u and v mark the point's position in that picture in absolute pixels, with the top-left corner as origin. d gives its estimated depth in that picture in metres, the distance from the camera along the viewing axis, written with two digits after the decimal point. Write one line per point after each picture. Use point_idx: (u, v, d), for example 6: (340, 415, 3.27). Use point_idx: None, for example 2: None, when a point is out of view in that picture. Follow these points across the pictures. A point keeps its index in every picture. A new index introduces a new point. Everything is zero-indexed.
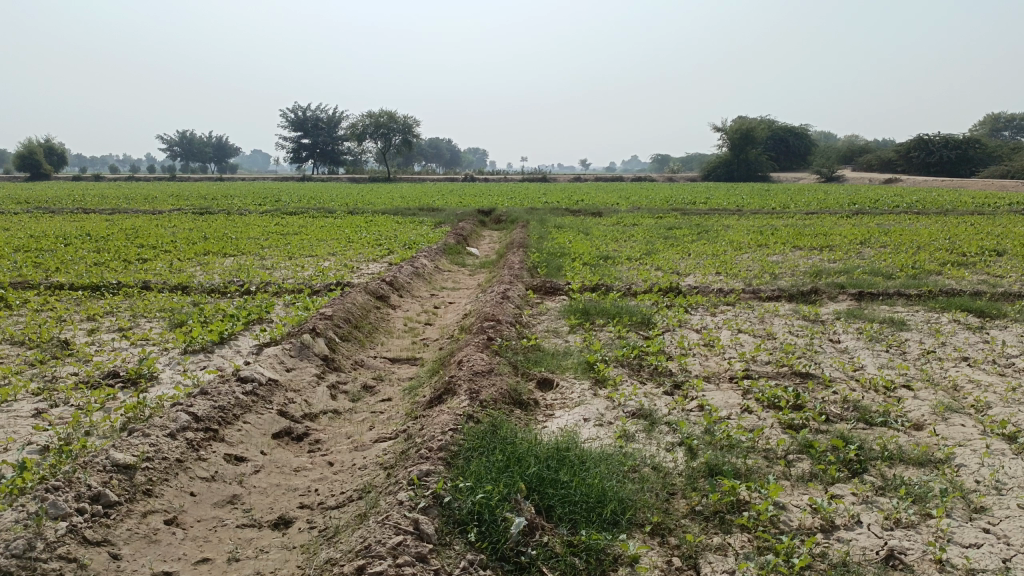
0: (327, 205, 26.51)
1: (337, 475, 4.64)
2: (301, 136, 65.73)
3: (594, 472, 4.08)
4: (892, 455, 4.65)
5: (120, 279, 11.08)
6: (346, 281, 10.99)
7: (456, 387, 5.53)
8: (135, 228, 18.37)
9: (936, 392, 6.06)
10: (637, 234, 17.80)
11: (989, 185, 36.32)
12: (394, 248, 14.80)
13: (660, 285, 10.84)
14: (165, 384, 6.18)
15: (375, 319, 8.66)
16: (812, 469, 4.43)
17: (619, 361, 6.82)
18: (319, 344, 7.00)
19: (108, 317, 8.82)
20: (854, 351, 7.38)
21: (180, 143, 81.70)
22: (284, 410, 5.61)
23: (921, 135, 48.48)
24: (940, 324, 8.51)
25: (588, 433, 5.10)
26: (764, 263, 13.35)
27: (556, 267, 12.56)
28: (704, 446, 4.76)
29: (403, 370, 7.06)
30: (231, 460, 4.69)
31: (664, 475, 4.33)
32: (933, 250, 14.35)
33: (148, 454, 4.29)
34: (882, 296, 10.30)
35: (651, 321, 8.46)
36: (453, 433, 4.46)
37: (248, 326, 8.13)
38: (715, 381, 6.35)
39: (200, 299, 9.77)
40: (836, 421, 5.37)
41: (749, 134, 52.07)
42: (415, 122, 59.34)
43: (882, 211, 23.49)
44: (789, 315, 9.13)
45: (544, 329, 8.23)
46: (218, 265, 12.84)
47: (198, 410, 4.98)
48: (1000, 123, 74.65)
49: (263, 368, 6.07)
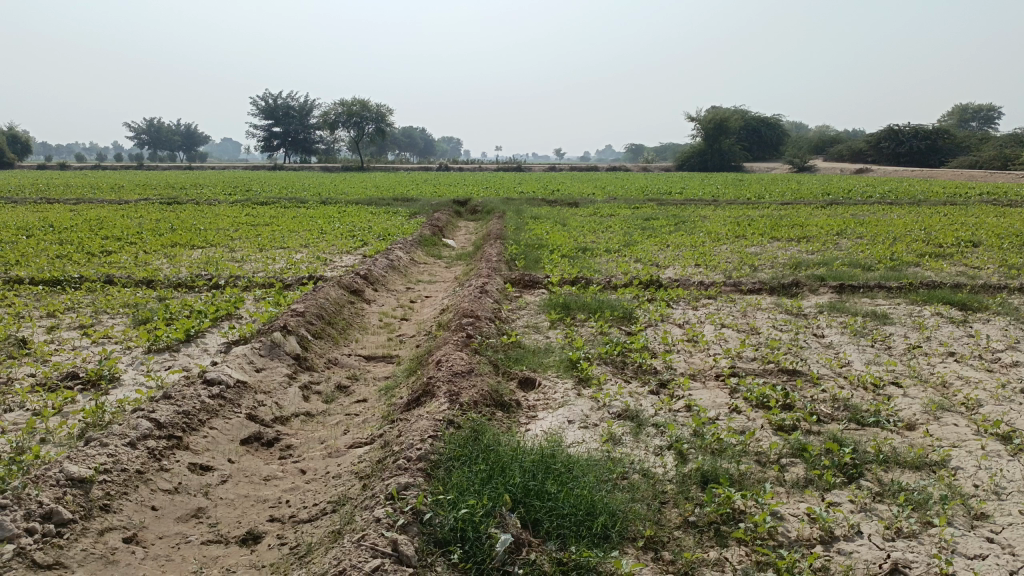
0: (300, 195, 26.01)
1: (309, 484, 4.39)
2: (272, 124, 64.68)
3: (583, 481, 3.86)
4: (887, 459, 4.50)
5: (84, 272, 10.64)
6: (318, 274, 10.67)
7: (435, 389, 5.29)
8: (100, 219, 17.83)
9: (926, 390, 5.94)
10: (615, 225, 17.63)
11: (959, 175, 36.73)
12: (368, 239, 14.49)
13: (640, 278, 10.66)
14: (127, 386, 5.87)
15: (349, 314, 8.40)
16: (808, 475, 4.27)
17: (602, 359, 6.62)
18: (291, 342, 6.72)
19: (69, 314, 8.44)
20: (840, 346, 7.25)
21: (147, 130, 80.09)
22: (253, 414, 5.34)
23: (891, 126, 48.91)
24: (923, 318, 8.43)
25: (573, 436, 4.90)
26: (742, 254, 13.24)
27: (534, 260, 12.33)
28: (695, 451, 4.59)
29: (378, 369, 6.80)
30: (196, 470, 4.42)
31: (655, 483, 4.15)
32: (910, 242, 14.34)
33: (106, 466, 4.00)
34: (863, 289, 10.21)
35: (633, 316, 8.28)
36: (433, 440, 4.22)
37: (217, 323, 7.81)
38: (702, 378, 6.18)
39: (167, 293, 9.41)
40: (828, 421, 5.22)
41: (723, 124, 52.24)
42: (387, 111, 58.62)
43: (857, 201, 23.54)
44: (772, 308, 9.00)
45: (524, 325, 8.02)
46: (185, 257, 12.43)
47: (161, 415, 4.70)
48: (968, 114, 75.69)
49: (231, 369, 5.79)
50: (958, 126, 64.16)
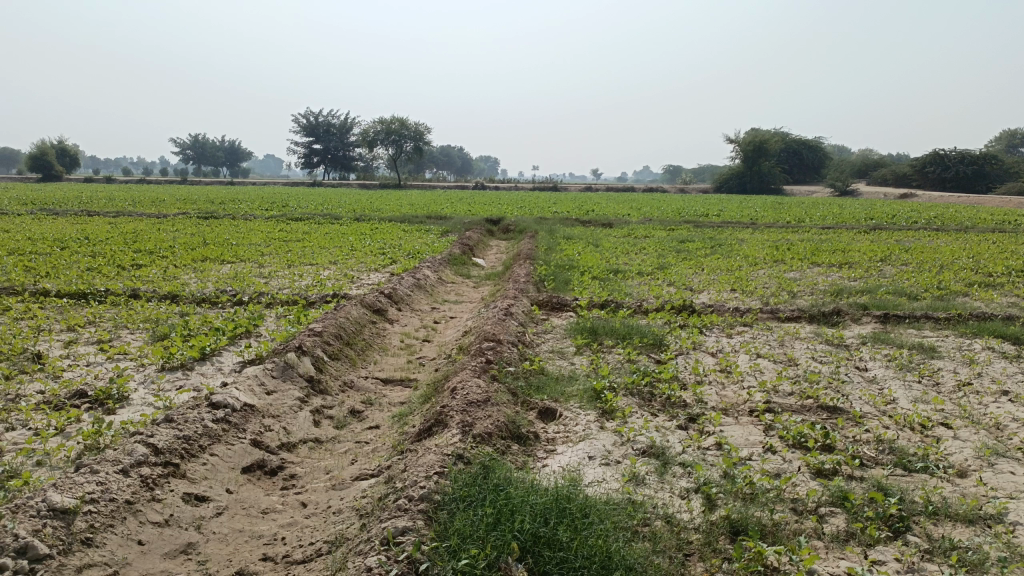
0: (335, 211, 26.12)
1: (309, 520, 4.13)
2: (312, 141, 65.49)
3: (598, 528, 3.53)
4: (937, 511, 4.09)
5: (111, 286, 10.61)
6: (343, 293, 10.50)
7: (447, 419, 5.00)
8: (136, 232, 17.99)
9: (979, 432, 5.49)
10: (649, 247, 17.26)
11: (1008, 202, 35.58)
12: (397, 258, 14.34)
13: (672, 303, 10.29)
14: (135, 406, 5.69)
15: (369, 335, 8.17)
16: (849, 528, 3.89)
17: (629, 389, 6.28)
18: (305, 364, 6.50)
19: (89, 328, 8.35)
20: (884, 381, 6.81)
21: (193, 147, 81.77)
22: (258, 440, 5.10)
23: (937, 150, 47.70)
24: (973, 353, 7.94)
25: (593, 475, 4.58)
26: (781, 280, 12.79)
27: (564, 281, 12.03)
28: (725, 495, 4.23)
29: (394, 393, 6.55)
30: (190, 500, 4.18)
31: (679, 531, 3.81)
32: (957, 269, 13.76)
33: (92, 496, 3.78)
34: (909, 319, 9.72)
35: (664, 343, 7.93)
36: (438, 477, 3.94)
37: (235, 341, 7.63)
38: (734, 414, 5.80)
39: (189, 309, 9.29)
40: (871, 465, 4.82)
41: (763, 145, 51.54)
42: (425, 129, 59.00)
43: (900, 227, 22.83)
44: (811, 338, 8.58)
45: (549, 350, 7.71)
46: (213, 272, 12.37)
47: (159, 441, 4.49)
48: (1017, 139, 73.84)
49: (240, 391, 5.57)
50: (1004, 152, 62.63)
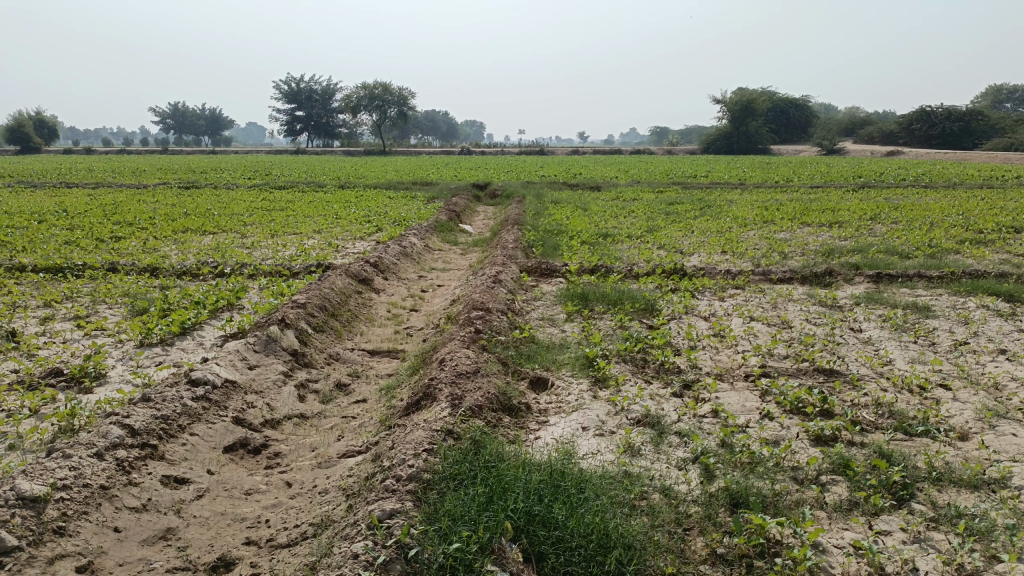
0: (319, 179, 25.72)
1: (293, 501, 3.97)
2: (294, 108, 64.36)
3: (594, 504, 3.39)
4: (940, 477, 3.99)
5: (88, 259, 10.31)
6: (328, 262, 10.26)
7: (436, 392, 4.84)
8: (116, 203, 17.61)
9: (978, 393, 5.39)
10: (638, 210, 17.06)
11: (994, 157, 35.44)
12: (383, 225, 14.08)
13: (663, 267, 10.12)
14: (112, 384, 5.49)
15: (355, 306, 7.98)
16: (853, 497, 3.78)
17: (621, 356, 6.14)
18: (288, 337, 6.30)
19: (66, 304, 8.09)
20: (879, 342, 6.70)
21: (173, 115, 80.30)
22: (240, 417, 4.93)
23: (923, 107, 47.46)
24: (968, 311, 7.83)
25: (587, 447, 4.45)
26: (772, 241, 12.65)
27: (553, 246, 11.84)
28: (723, 465, 4.10)
29: (382, 366, 6.38)
30: (169, 483, 4.02)
31: (678, 504, 3.68)
32: (948, 227, 13.65)
33: (64, 482, 3.61)
34: (901, 278, 9.60)
35: (656, 308, 7.78)
36: (427, 454, 3.79)
37: (216, 315, 7.41)
38: (729, 379, 5.67)
39: (169, 282, 9.04)
40: (871, 430, 4.71)
41: (750, 105, 51.04)
42: (410, 94, 58.06)
43: (889, 184, 22.72)
44: (805, 300, 8.45)
45: (539, 318, 7.55)
46: (194, 244, 12.07)
47: (135, 421, 4.31)
48: (1003, 95, 73.71)
49: (220, 367, 5.38)
50: (990, 108, 62.43)
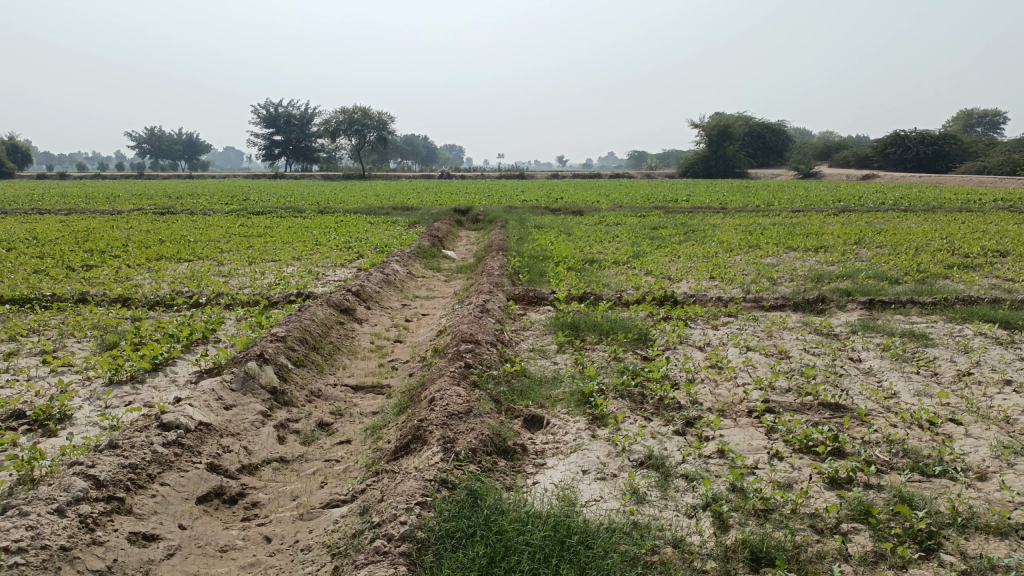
0: (298, 204, 25.47)
1: (273, 560, 3.65)
2: (272, 133, 64.01)
3: (605, 565, 3.11)
4: (966, 523, 3.75)
5: (57, 290, 9.89)
6: (308, 291, 9.93)
7: (427, 435, 4.54)
8: (89, 230, 17.16)
9: (990, 428, 5.17)
10: (623, 235, 16.92)
11: (967, 181, 35.86)
12: (364, 252, 13.77)
13: (653, 294, 9.90)
14: (78, 427, 5.12)
15: (337, 337, 7.66)
16: (877, 548, 3.53)
17: (619, 392, 5.86)
18: (267, 374, 5.96)
19: (31, 337, 7.70)
20: (882, 373, 6.49)
21: (150, 140, 79.64)
22: (215, 463, 4.59)
23: (898, 132, 48.10)
24: (967, 339, 7.67)
25: (589, 493, 4.16)
26: (759, 266, 12.49)
27: (539, 272, 11.62)
28: (737, 513, 3.83)
29: (366, 403, 6.06)
30: (138, 541, 3.68)
31: (692, 559, 3.41)
32: (933, 251, 13.59)
33: (19, 546, 3.25)
34: (894, 304, 9.46)
35: (649, 338, 7.54)
36: (421, 509, 3.50)
37: (191, 348, 7.05)
38: (732, 415, 5.42)
39: (142, 313, 8.67)
40: (886, 471, 4.48)
41: (727, 130, 51.48)
42: (389, 119, 57.96)
43: (869, 208, 22.79)
44: (800, 328, 8.25)
45: (529, 349, 7.28)
46: (168, 272, 11.67)
47: (100, 472, 3.95)
48: (972, 121, 75.16)
49: (195, 408, 5.04)
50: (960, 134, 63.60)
